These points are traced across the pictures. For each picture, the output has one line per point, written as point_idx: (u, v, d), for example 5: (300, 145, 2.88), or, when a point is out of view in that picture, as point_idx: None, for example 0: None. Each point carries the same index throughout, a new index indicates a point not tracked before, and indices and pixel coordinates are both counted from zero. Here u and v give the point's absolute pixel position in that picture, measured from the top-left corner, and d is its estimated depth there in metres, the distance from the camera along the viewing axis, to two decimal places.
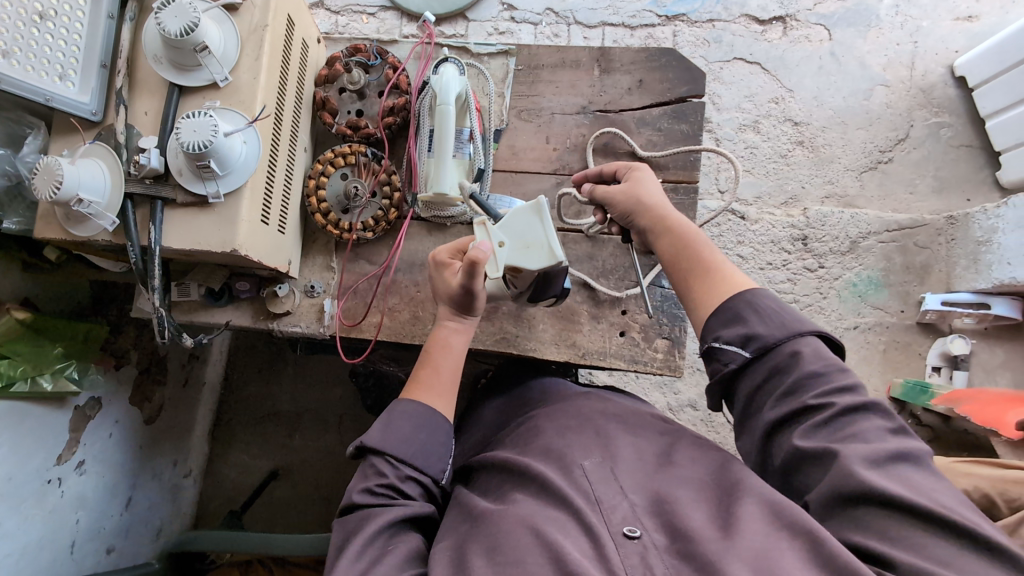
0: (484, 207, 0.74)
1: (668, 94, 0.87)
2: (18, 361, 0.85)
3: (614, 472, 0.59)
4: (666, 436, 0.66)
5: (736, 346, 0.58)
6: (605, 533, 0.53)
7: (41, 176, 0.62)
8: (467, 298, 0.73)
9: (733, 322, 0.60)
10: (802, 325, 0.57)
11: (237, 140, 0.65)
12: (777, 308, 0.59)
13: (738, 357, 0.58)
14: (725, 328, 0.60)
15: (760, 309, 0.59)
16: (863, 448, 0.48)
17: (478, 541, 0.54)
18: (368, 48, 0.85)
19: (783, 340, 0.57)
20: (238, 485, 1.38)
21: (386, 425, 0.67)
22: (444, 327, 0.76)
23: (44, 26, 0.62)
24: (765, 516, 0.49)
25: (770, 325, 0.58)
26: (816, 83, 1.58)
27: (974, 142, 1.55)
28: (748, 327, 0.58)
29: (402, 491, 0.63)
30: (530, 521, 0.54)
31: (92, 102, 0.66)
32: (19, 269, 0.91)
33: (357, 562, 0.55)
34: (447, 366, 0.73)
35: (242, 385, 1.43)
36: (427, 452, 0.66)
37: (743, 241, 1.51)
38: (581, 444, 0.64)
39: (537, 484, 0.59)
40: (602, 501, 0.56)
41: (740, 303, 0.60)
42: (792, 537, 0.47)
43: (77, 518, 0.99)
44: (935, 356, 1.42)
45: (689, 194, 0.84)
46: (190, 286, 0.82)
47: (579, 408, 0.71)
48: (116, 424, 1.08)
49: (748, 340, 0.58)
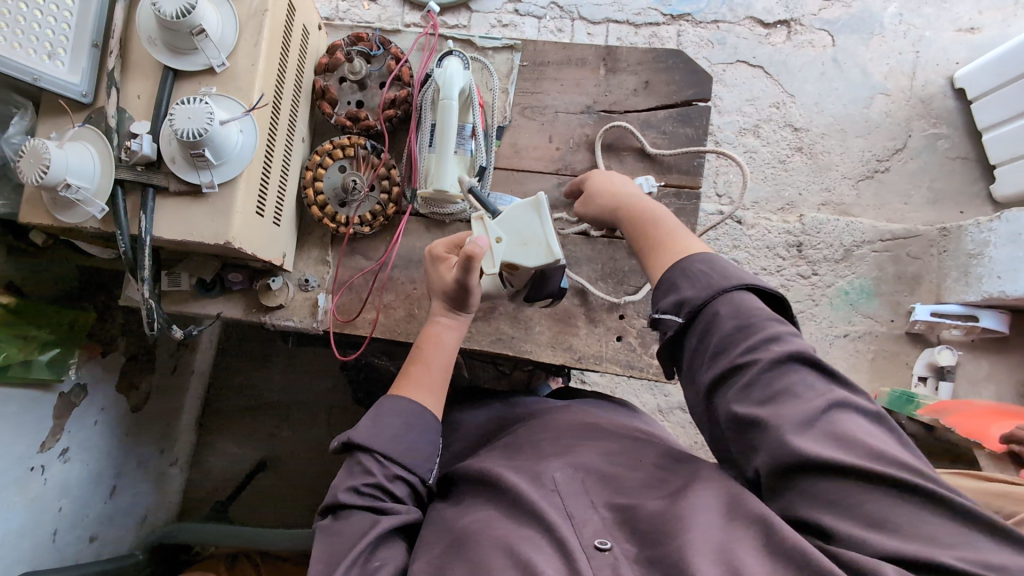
0: (483, 201, 0.73)
1: (674, 96, 0.85)
2: (4, 346, 0.83)
3: (585, 484, 0.58)
4: (632, 443, 0.66)
5: (672, 314, 0.59)
6: (577, 547, 0.51)
7: (27, 159, 0.59)
8: (464, 294, 0.72)
9: (669, 291, 0.60)
10: (729, 281, 0.57)
11: (233, 128, 0.63)
12: (709, 268, 0.59)
13: (674, 324, 0.59)
14: (661, 299, 0.61)
15: (690, 272, 0.60)
16: (797, 413, 0.48)
17: (456, 555, 0.53)
18: (371, 38, 0.84)
19: (710, 299, 0.57)
20: (223, 475, 1.36)
21: (375, 421, 0.66)
22: (437, 323, 0.75)
23: (33, 1, 0.60)
24: (727, 520, 0.49)
25: (697, 286, 0.58)
26: (818, 89, 1.58)
27: (970, 155, 1.55)
28: (680, 293, 0.59)
29: (390, 491, 0.62)
30: (505, 541, 0.52)
31: (82, 84, 0.64)
32: (5, 252, 0.89)
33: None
34: (440, 364, 0.72)
35: (231, 374, 1.41)
36: (415, 452, 0.65)
37: (738, 246, 1.50)
38: (553, 457, 0.63)
39: (510, 497, 0.58)
40: (574, 513, 0.54)
41: (673, 270, 0.61)
42: (748, 528, 0.47)
43: (61, 506, 0.98)
44: (921, 367, 1.42)
45: (691, 199, 0.83)
46: (180, 276, 0.80)
47: (557, 425, 0.71)
48: (100, 412, 1.05)
49: (680, 306, 0.58)
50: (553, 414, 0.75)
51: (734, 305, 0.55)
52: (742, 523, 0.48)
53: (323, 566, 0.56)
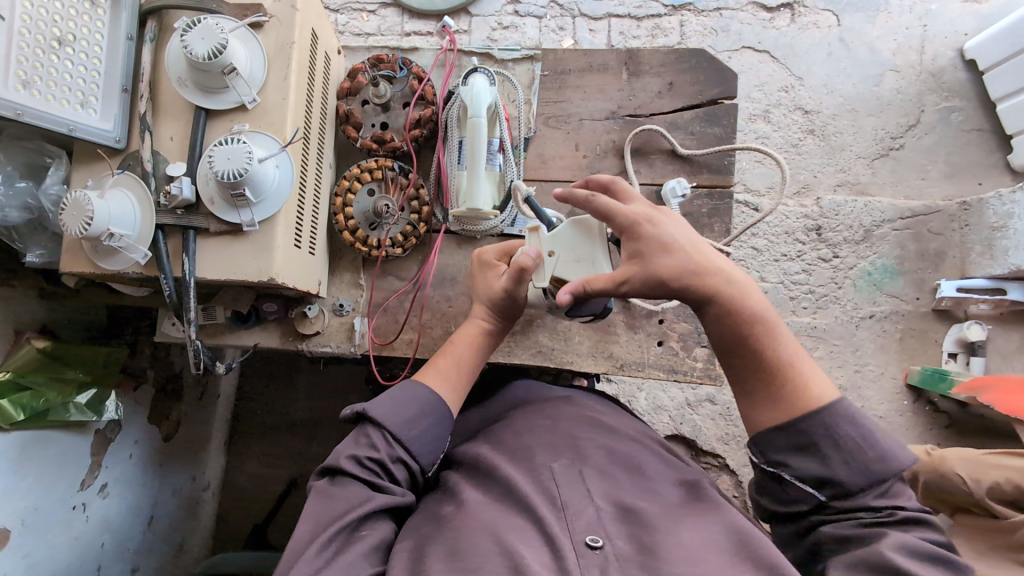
0: (539, 212, 0.68)
1: (700, 96, 0.85)
2: (41, 391, 0.82)
3: (583, 475, 0.57)
4: (638, 441, 0.65)
5: (810, 486, 0.54)
6: (566, 543, 0.50)
7: (69, 211, 0.59)
8: (512, 304, 0.70)
9: (805, 451, 0.54)
10: (886, 471, 0.52)
11: (270, 165, 0.63)
12: (860, 437, 0.53)
13: (810, 497, 0.54)
14: (795, 456, 0.55)
15: (840, 441, 0.53)
16: (906, 540, 0.48)
17: (440, 541, 0.51)
18: (392, 58, 0.82)
19: (864, 488, 0.52)
20: (253, 500, 1.32)
21: (391, 399, 0.63)
22: (474, 323, 0.72)
23: (63, 51, 0.60)
24: (728, 552, 0.49)
25: (851, 470, 0.52)
26: (826, 70, 1.52)
27: (986, 126, 1.49)
28: (827, 468, 0.53)
29: (390, 473, 0.59)
30: (492, 529, 0.51)
31: (115, 129, 0.64)
32: (35, 296, 0.88)
33: (324, 551, 0.51)
34: (467, 360, 0.70)
35: (257, 394, 1.35)
36: (423, 440, 0.62)
37: (756, 234, 1.44)
38: (551, 443, 0.61)
39: (503, 486, 0.56)
40: (567, 506, 0.54)
41: (814, 427, 0.54)
42: (751, 567, 0.47)
43: (103, 541, 0.96)
44: (951, 343, 1.37)
45: (724, 198, 0.82)
46: (215, 311, 0.79)
47: (553, 409, 0.68)
48: (136, 444, 1.03)
49: (825, 483, 0.53)
50: (553, 395, 0.73)
51: (884, 486, 0.52)
52: (746, 560, 0.48)
53: (312, 526, 0.54)
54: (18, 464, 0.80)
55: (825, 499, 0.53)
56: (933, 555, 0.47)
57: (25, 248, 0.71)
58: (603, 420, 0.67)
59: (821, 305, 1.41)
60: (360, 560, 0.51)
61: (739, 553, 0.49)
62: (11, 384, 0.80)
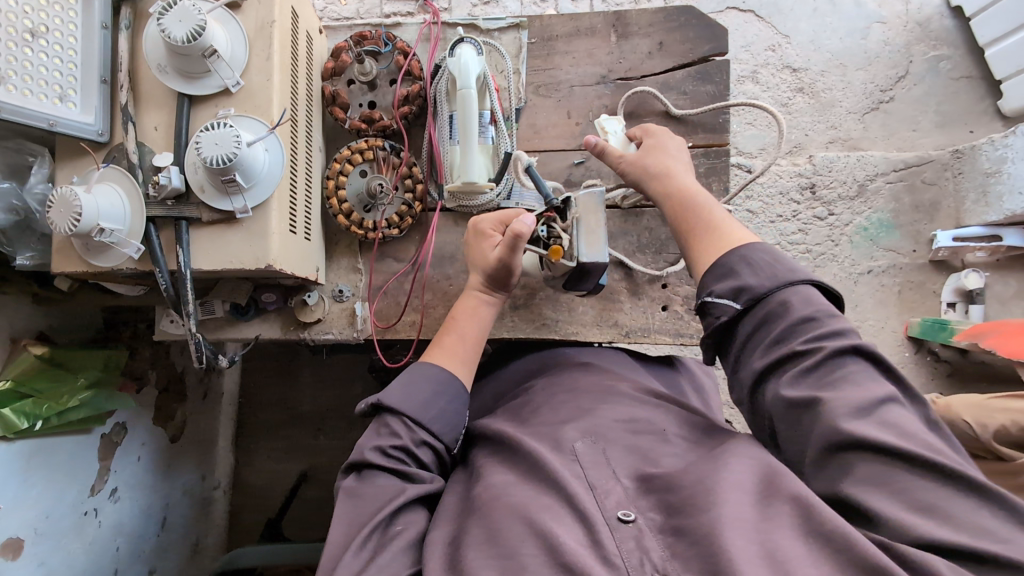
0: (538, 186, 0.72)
1: (690, 55, 0.83)
2: (43, 398, 0.81)
3: (607, 451, 0.55)
4: (658, 409, 0.64)
5: (728, 299, 0.56)
6: (598, 519, 0.48)
7: (57, 209, 0.58)
8: (507, 272, 0.70)
9: (726, 275, 0.57)
10: (793, 275, 0.54)
11: (259, 149, 0.61)
12: (773, 260, 0.56)
13: (729, 310, 0.56)
14: (718, 282, 0.58)
15: (754, 263, 0.56)
16: (850, 399, 0.46)
17: (474, 529, 0.50)
18: (375, 35, 0.81)
19: (772, 290, 0.54)
20: (265, 495, 1.32)
21: (404, 385, 0.63)
22: (473, 295, 0.72)
23: (36, 44, 0.58)
24: (752, 496, 0.47)
25: (760, 275, 0.55)
26: (812, 26, 1.50)
27: (974, 73, 1.48)
28: (740, 281, 0.56)
29: (416, 456, 0.59)
30: (524, 511, 0.50)
31: (97, 122, 0.62)
32: (29, 301, 0.86)
33: (361, 553, 0.50)
34: (470, 332, 0.70)
35: (262, 390, 1.35)
36: (441, 419, 0.62)
37: (751, 196, 1.44)
38: (572, 419, 0.60)
39: (529, 463, 0.55)
40: (595, 484, 0.52)
41: (731, 257, 0.58)
42: (782, 506, 0.45)
43: (117, 545, 0.96)
44: (949, 293, 1.37)
45: (721, 157, 0.81)
46: (214, 304, 0.78)
47: (572, 382, 0.68)
48: (143, 447, 1.02)
49: (739, 292, 0.55)
50: (568, 368, 0.72)
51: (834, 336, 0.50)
52: (773, 500, 0.46)
53: (344, 529, 0.53)
54: (25, 473, 0.79)
55: (742, 308, 0.55)
56: (875, 402, 0.46)
57: (14, 251, 0.69)
58: (625, 391, 0.66)
59: (818, 264, 1.41)
60: (399, 557, 0.50)
61: (768, 496, 0.47)
62: (13, 393, 0.78)
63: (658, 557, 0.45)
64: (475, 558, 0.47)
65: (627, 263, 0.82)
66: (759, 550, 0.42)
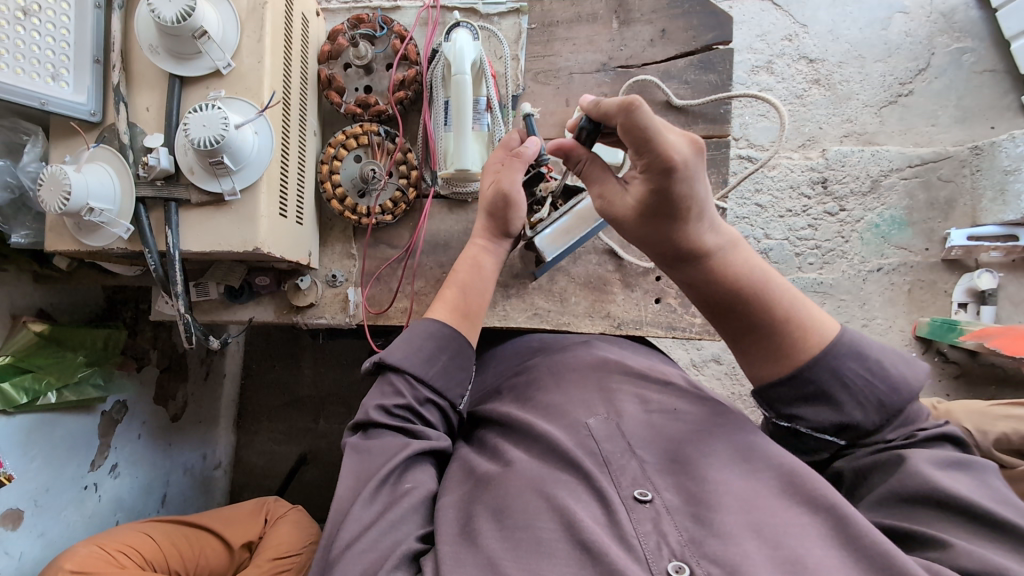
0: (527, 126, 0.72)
1: (694, 42, 0.82)
2: (42, 373, 0.83)
3: (621, 428, 0.55)
4: (665, 386, 0.62)
5: (830, 434, 0.53)
6: (616, 499, 0.49)
7: (47, 188, 0.59)
8: (508, 209, 0.69)
9: (817, 401, 0.53)
10: (904, 398, 0.52)
11: (248, 131, 0.62)
12: (868, 376, 0.52)
13: (831, 443, 0.54)
14: (807, 406, 0.53)
15: (848, 381, 0.52)
16: (930, 452, 0.48)
17: (485, 502, 0.50)
18: (372, 18, 0.80)
19: (882, 425, 0.52)
20: (263, 475, 1.33)
21: (405, 342, 0.61)
22: (474, 244, 0.71)
23: (29, 22, 0.59)
24: (781, 500, 0.47)
25: (867, 409, 0.51)
26: (831, 16, 1.45)
27: (998, 67, 1.42)
28: (842, 413, 0.52)
29: (421, 415, 0.59)
30: (538, 486, 0.50)
31: (89, 102, 0.63)
32: (29, 280, 0.87)
33: (371, 506, 0.50)
34: (471, 284, 0.68)
35: (263, 372, 1.35)
36: (445, 378, 0.61)
37: (760, 189, 1.41)
38: (583, 399, 0.59)
39: (541, 444, 0.55)
40: (610, 461, 0.52)
41: (820, 375, 0.52)
42: (814, 513, 0.46)
43: (117, 520, 0.98)
44: (960, 293, 1.33)
45: (721, 148, 0.80)
46: (208, 287, 0.77)
47: (577, 358, 0.67)
48: (143, 425, 1.04)
49: (843, 429, 0.52)
50: (570, 347, 0.71)
51: (902, 416, 0.52)
52: (807, 507, 0.47)
53: (350, 484, 0.53)
54: (25, 446, 0.81)
55: (846, 442, 0.53)
56: (955, 463, 0.48)
57: (10, 229, 0.70)
58: (629, 367, 0.65)
59: (826, 261, 1.37)
60: (410, 515, 0.51)
61: (796, 499, 0.47)
62: (11, 368, 0.80)
63: (676, 542, 0.45)
64: (488, 532, 0.47)
65: (619, 254, 0.81)
66: (780, 552, 0.43)
